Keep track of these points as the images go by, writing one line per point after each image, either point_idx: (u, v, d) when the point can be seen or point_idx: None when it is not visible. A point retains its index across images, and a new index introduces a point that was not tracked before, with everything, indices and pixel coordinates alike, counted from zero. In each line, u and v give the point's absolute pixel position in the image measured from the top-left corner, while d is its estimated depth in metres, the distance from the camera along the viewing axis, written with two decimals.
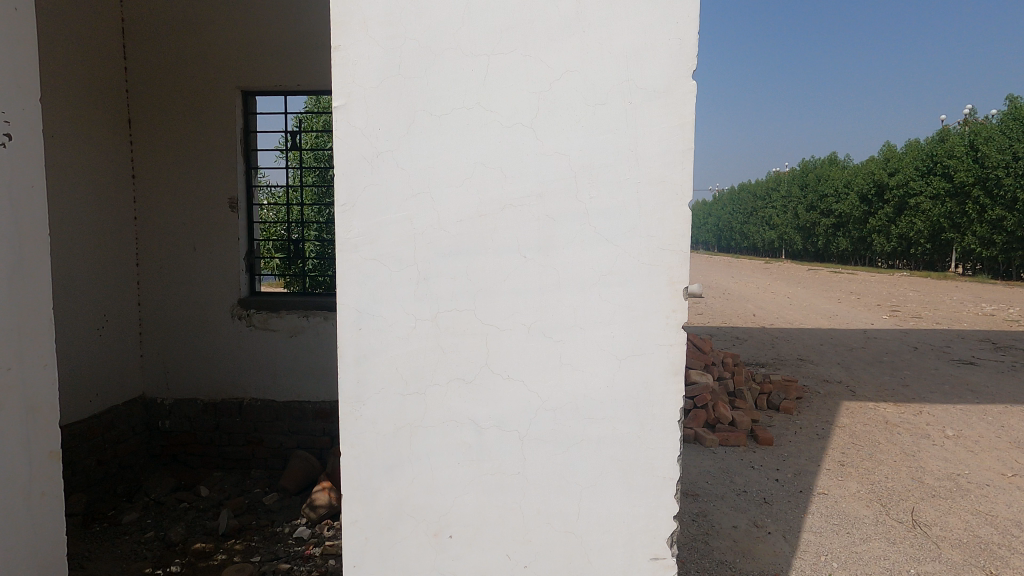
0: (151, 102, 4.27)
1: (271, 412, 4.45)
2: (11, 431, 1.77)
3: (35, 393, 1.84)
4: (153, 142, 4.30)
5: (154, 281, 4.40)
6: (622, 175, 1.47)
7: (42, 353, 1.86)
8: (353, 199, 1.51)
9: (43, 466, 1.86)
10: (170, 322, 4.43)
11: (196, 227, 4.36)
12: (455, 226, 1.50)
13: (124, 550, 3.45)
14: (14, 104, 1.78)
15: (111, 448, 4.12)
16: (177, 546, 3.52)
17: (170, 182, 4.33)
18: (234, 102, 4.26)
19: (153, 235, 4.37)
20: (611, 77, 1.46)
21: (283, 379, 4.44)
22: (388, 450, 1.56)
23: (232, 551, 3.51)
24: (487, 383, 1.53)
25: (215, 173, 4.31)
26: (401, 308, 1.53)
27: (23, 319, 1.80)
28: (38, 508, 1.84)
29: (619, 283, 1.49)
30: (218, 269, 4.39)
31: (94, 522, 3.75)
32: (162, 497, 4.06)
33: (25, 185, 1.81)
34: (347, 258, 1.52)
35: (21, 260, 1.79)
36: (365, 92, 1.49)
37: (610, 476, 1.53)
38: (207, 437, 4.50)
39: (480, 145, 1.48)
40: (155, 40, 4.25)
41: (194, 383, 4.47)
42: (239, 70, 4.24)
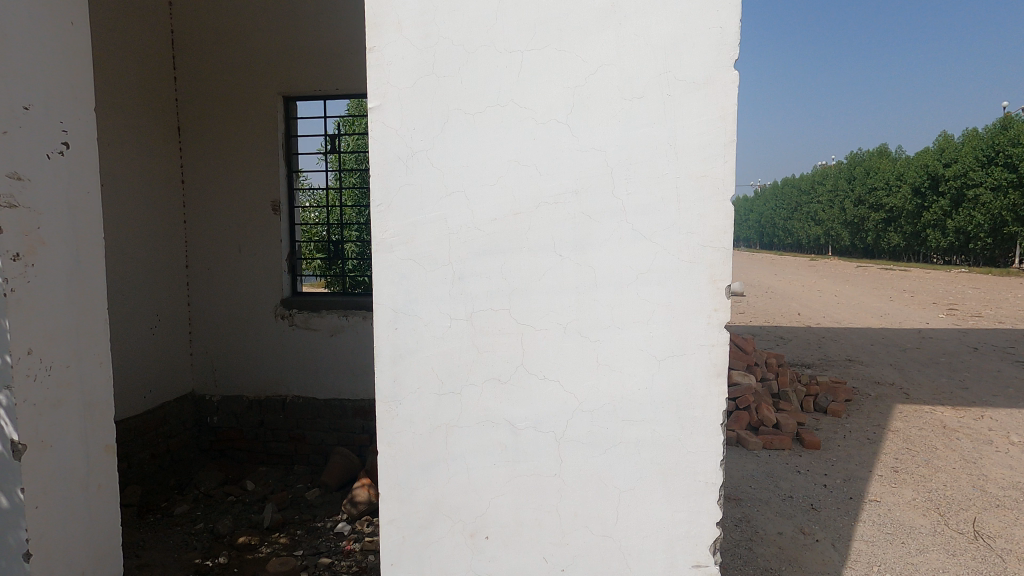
0: (200, 109, 4.43)
1: (312, 409, 4.57)
2: (72, 426, 1.90)
3: (92, 389, 1.96)
4: (200, 148, 4.46)
5: (203, 283, 4.57)
6: (660, 170, 1.43)
7: (98, 351, 1.99)
8: (387, 198, 1.52)
9: (99, 459, 1.99)
10: (217, 322, 4.60)
11: (240, 229, 4.50)
12: (489, 225, 1.49)
13: (176, 541, 3.60)
14: (73, 114, 1.90)
15: (164, 441, 4.33)
16: (225, 538, 3.65)
17: (215, 186, 4.48)
18: (276, 107, 4.38)
19: (200, 237, 4.53)
20: (648, 70, 1.42)
21: (324, 377, 4.55)
22: (425, 450, 1.56)
23: (276, 544, 3.62)
24: (523, 383, 1.51)
25: (259, 177, 4.45)
26: (436, 307, 1.53)
27: (81, 320, 1.92)
28: (95, 498, 1.97)
29: (658, 282, 1.45)
30: (262, 271, 4.53)
31: (149, 512, 3.93)
32: (211, 491, 4.23)
33: (81, 192, 1.93)
34: (382, 257, 1.53)
35: (79, 263, 1.92)
36: (400, 92, 1.50)
37: (650, 479, 1.49)
38: (252, 432, 4.65)
39: (513, 143, 1.46)
40: (202, 50, 4.40)
41: (240, 381, 4.63)
42: (281, 75, 4.36)
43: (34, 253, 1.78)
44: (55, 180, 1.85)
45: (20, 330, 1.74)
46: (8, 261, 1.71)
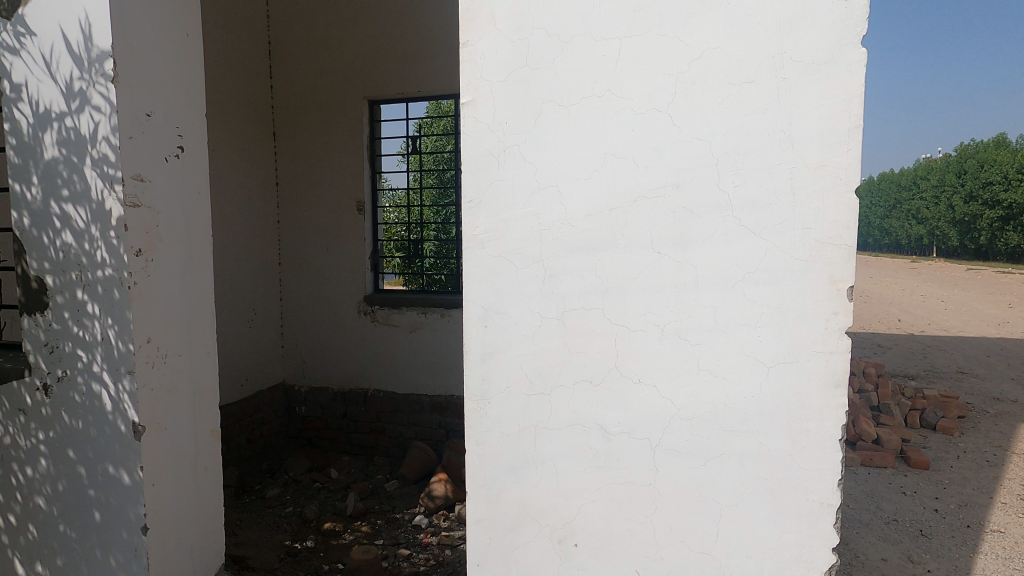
0: (293, 115, 4.68)
1: (392, 403, 4.71)
2: (184, 410, 2.04)
3: (200, 376, 2.10)
4: (293, 152, 4.72)
5: (293, 280, 4.83)
6: (772, 160, 1.31)
7: (206, 341, 2.12)
8: (478, 194, 1.50)
9: (205, 442, 2.13)
10: (306, 317, 4.86)
11: (329, 229, 4.71)
12: (583, 220, 1.43)
13: (268, 522, 3.81)
14: (188, 121, 2.05)
15: (258, 427, 4.64)
16: (312, 522, 3.82)
17: (306, 187, 4.72)
18: (362, 111, 4.55)
19: (292, 236, 4.79)
20: (760, 52, 1.31)
21: (403, 372, 4.69)
22: (514, 451, 1.53)
23: (358, 532, 3.75)
24: (616, 386, 1.44)
25: (346, 178, 4.63)
26: (527, 305, 1.49)
27: (192, 312, 2.06)
28: (201, 478, 2.11)
29: (768, 282, 1.34)
30: (347, 269, 4.73)
31: (244, 493, 4.19)
32: (299, 476, 4.45)
33: (193, 192, 2.07)
34: (472, 253, 1.51)
35: (191, 258, 2.05)
36: (493, 86, 1.47)
37: (755, 496, 1.38)
38: (336, 422, 4.87)
39: (610, 135, 1.40)
40: (295, 58, 4.64)
41: (326, 373, 4.88)
42: (367, 79, 4.52)
43: (153, 249, 1.92)
44: (171, 181, 1.98)
45: (140, 321, 1.88)
46: (131, 256, 1.85)
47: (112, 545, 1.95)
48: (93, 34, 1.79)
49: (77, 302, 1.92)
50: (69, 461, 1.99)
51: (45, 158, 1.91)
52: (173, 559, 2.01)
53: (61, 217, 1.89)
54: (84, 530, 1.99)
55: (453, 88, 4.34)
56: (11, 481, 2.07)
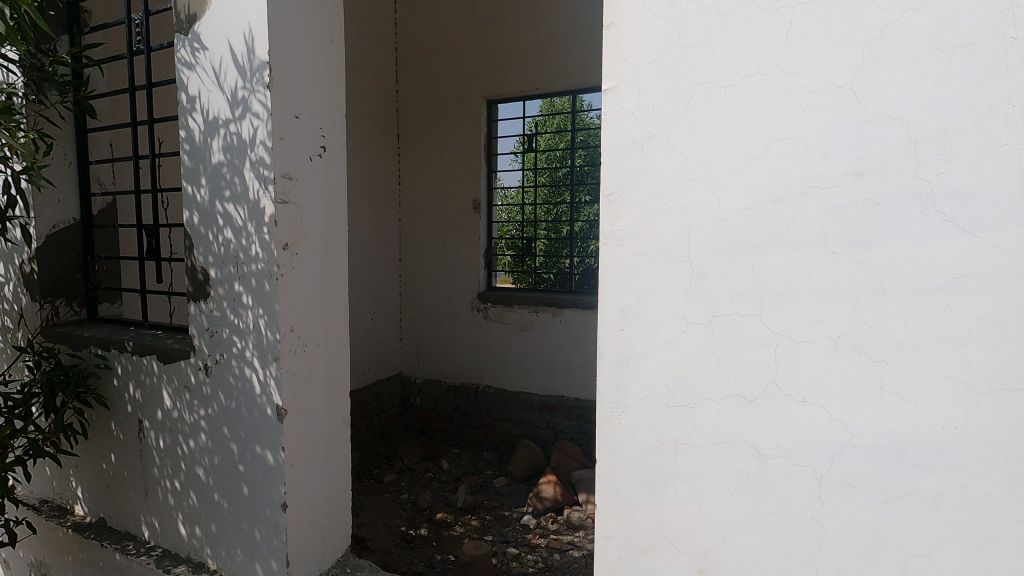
0: (415, 118, 4.98)
1: (502, 399, 4.86)
2: (321, 397, 2.16)
3: (335, 365, 2.20)
4: (415, 154, 5.03)
5: (412, 275, 5.19)
6: (994, 141, 1.07)
7: (341, 333, 2.22)
8: (620, 186, 1.40)
9: (337, 429, 2.23)
10: (424, 311, 5.18)
11: (446, 227, 4.97)
12: (740, 215, 1.28)
13: (385, 506, 3.99)
14: (332, 122, 2.15)
15: (377, 415, 4.98)
16: (425, 511, 3.94)
17: (426, 187, 5.01)
18: (481, 111, 4.67)
19: (412, 234, 5.13)
20: (982, 8, 1.07)
21: (513, 369, 4.83)
22: (651, 466, 1.40)
23: (468, 525, 3.80)
24: (774, 404, 1.27)
25: (464, 178, 4.84)
26: (670, 308, 1.36)
27: (329, 304, 2.17)
28: (334, 462, 2.22)
29: (982, 290, 1.09)
30: (462, 265, 4.96)
31: (365, 477, 4.44)
32: (413, 465, 4.64)
33: (334, 190, 2.17)
34: (609, 250, 1.42)
35: (330, 253, 2.16)
36: (639, 69, 1.36)
37: (955, 549, 1.14)
38: (448, 415, 5.09)
39: (778, 119, 1.23)
40: (418, 64, 4.91)
41: (440, 366, 5.15)
42: (485, 81, 4.67)
43: (298, 243, 2.04)
44: (315, 180, 2.09)
45: (285, 311, 2.00)
46: (279, 250, 1.98)
47: (257, 517, 2.11)
48: (256, 45, 1.92)
49: (234, 293, 2.08)
50: (224, 438, 2.18)
51: (213, 161, 2.09)
52: (308, 536, 2.14)
53: (223, 215, 2.07)
54: (234, 501, 2.17)
55: (569, 85, 4.33)
56: (178, 450, 2.32)
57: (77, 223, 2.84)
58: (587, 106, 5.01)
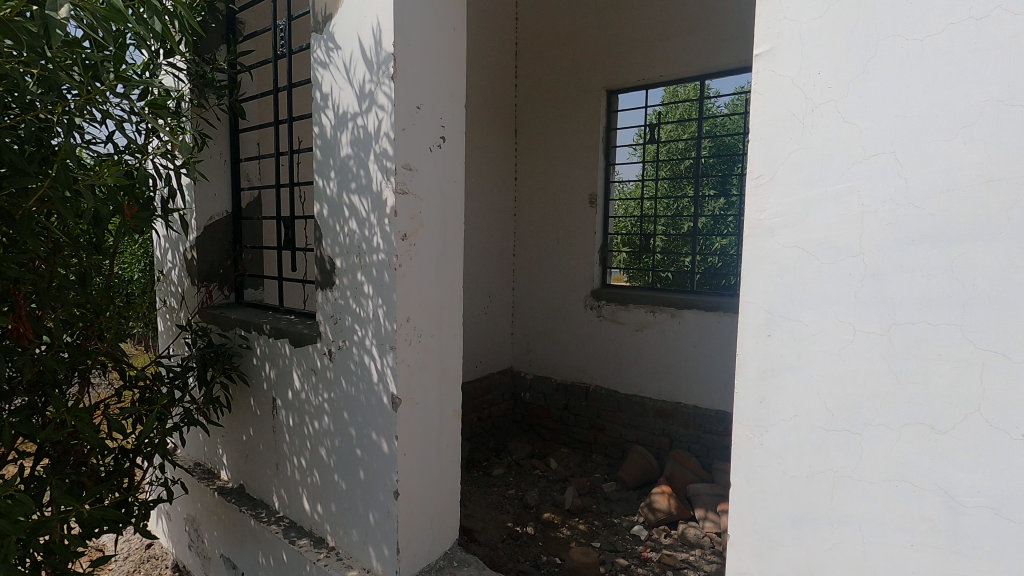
0: (534, 112, 5.00)
1: (614, 401, 4.68)
2: (434, 388, 2.17)
3: (448, 357, 2.21)
4: (532, 148, 5.04)
5: (525, 271, 5.18)
6: None
7: (454, 325, 2.23)
8: (773, 167, 1.20)
9: (447, 421, 2.24)
10: (536, 307, 5.15)
11: (561, 222, 4.92)
12: (933, 200, 1.02)
13: (493, 500, 3.99)
14: (452, 114, 2.15)
15: (488, 407, 5.03)
16: (532, 509, 3.88)
17: (542, 181, 5.00)
18: (601, 102, 4.63)
19: (527, 229, 5.14)
20: None
21: (626, 371, 4.65)
22: (799, 497, 1.20)
23: (576, 529, 3.67)
24: (975, 440, 1.00)
25: (581, 172, 4.77)
26: (831, 312, 1.14)
27: (444, 295, 2.17)
28: (444, 454, 2.24)
29: None
30: (576, 261, 4.87)
31: (474, 468, 4.50)
32: (521, 460, 4.62)
33: (451, 181, 2.16)
34: (755, 242, 1.23)
35: (446, 244, 2.16)
36: (802, 28, 1.15)
37: None
38: (558, 413, 5.01)
39: (997, 74, 0.96)
40: (539, 57, 4.94)
41: (551, 363, 5.09)
42: (607, 70, 4.57)
43: (416, 234, 2.04)
44: (433, 171, 2.09)
45: (402, 302, 2.01)
46: (398, 241, 1.99)
47: (371, 501, 2.17)
48: (383, 38, 1.94)
49: (356, 282, 2.14)
50: (344, 421, 2.26)
51: (341, 155, 2.16)
52: (418, 525, 2.16)
53: (348, 206, 2.13)
54: (351, 483, 2.24)
55: (697, 70, 4.14)
56: (303, 429, 2.46)
57: (229, 216, 3.14)
58: (716, 92, 4.64)
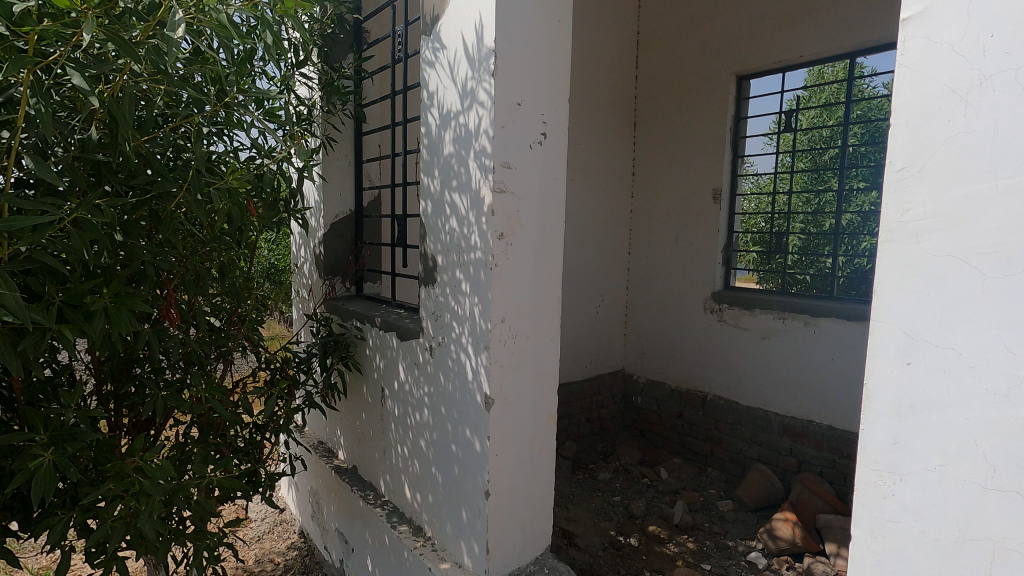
0: (655, 103, 4.77)
1: (734, 413, 4.31)
2: (529, 390, 2.14)
3: (544, 360, 2.17)
4: (651, 141, 4.81)
5: (640, 270, 4.97)
6: None
7: (551, 327, 2.17)
8: (921, 157, 0.99)
9: (542, 424, 2.20)
10: (650, 308, 4.91)
11: (681, 219, 4.63)
12: None
13: (597, 505, 3.87)
14: (554, 109, 2.08)
15: (597, 409, 4.90)
16: (637, 519, 3.70)
17: (661, 175, 4.75)
18: (730, 89, 4.28)
19: (643, 226, 4.92)
20: None
21: (750, 382, 4.26)
22: (943, 563, 0.99)
23: (684, 547, 3.44)
24: None
25: (704, 165, 4.45)
26: (996, 342, 0.91)
27: (541, 296, 2.13)
28: (537, 458, 2.20)
29: None
30: (696, 260, 4.56)
31: (580, 470, 4.41)
32: (629, 466, 4.44)
33: (551, 178, 2.10)
34: (893, 251, 1.03)
35: (544, 244, 2.11)
36: None
37: None
38: (671, 421, 4.74)
39: None
40: (661, 45, 4.69)
41: (665, 368, 4.83)
42: (738, 53, 4.21)
43: (513, 233, 2.01)
44: (533, 168, 2.04)
45: (497, 301, 1.99)
46: (495, 240, 1.96)
47: (464, 498, 2.19)
48: (484, 34, 1.92)
49: (455, 280, 2.16)
50: (441, 416, 2.30)
51: (444, 153, 2.19)
52: (508, 527, 2.14)
53: (450, 204, 2.16)
54: (446, 477, 2.28)
55: (845, 48, 3.68)
56: (407, 420, 2.56)
57: (352, 214, 3.36)
58: (869, 70, 4.06)
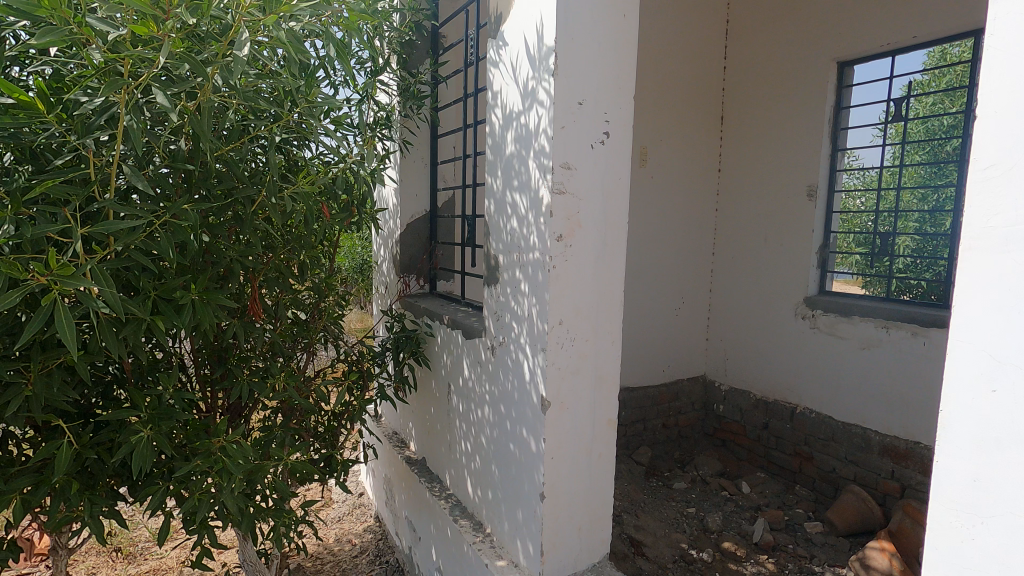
0: (744, 95, 4.50)
1: (827, 429, 3.99)
2: (588, 394, 2.10)
3: (605, 364, 2.12)
4: (739, 135, 4.55)
5: (725, 271, 4.72)
6: None
7: (613, 330, 2.13)
8: (1011, 159, 0.88)
9: (602, 430, 2.16)
10: (735, 312, 4.66)
11: (770, 218, 4.35)
12: None
13: (669, 515, 3.73)
14: (618, 107, 2.03)
15: (674, 415, 4.72)
16: (712, 534, 3.53)
17: (750, 172, 4.48)
18: (829, 77, 3.95)
19: (729, 225, 4.66)
20: None
21: (846, 396, 3.91)
22: None
23: (763, 567, 3.23)
24: None
25: (799, 160, 4.14)
26: None
27: (602, 299, 2.08)
28: (596, 463, 2.16)
29: None
30: (787, 262, 4.26)
31: (654, 477, 4.28)
32: (708, 478, 4.24)
33: (614, 178, 2.06)
34: (975, 261, 0.93)
35: (606, 245, 2.07)
36: None
37: None
38: (755, 433, 4.47)
39: None
40: (752, 33, 4.42)
41: (750, 376, 4.55)
42: (840, 38, 3.87)
43: (573, 235, 1.98)
44: (594, 168, 2.00)
45: (555, 303, 1.97)
46: (553, 241, 1.94)
47: (521, 498, 2.19)
48: (545, 33, 1.90)
49: (515, 281, 2.17)
50: (501, 415, 2.32)
51: (507, 154, 2.20)
52: (564, 532, 2.12)
53: (511, 205, 2.17)
54: (505, 476, 2.30)
55: (968, 25, 3.27)
56: (470, 416, 2.61)
57: (427, 214, 3.47)
58: None
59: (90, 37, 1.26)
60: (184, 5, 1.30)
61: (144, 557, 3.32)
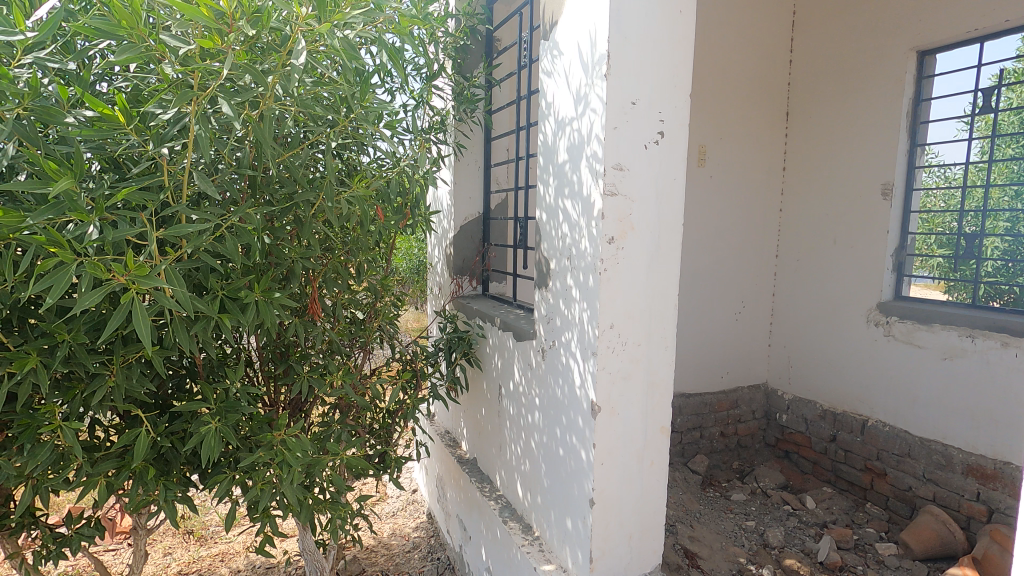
0: (811, 89, 4.29)
1: (902, 444, 3.72)
2: (639, 400, 2.06)
3: (657, 369, 2.07)
4: (806, 132, 4.34)
5: (789, 274, 4.50)
6: None
7: (666, 335, 2.07)
8: None
9: (654, 436, 2.10)
10: (800, 317, 4.43)
11: (840, 218, 4.11)
12: None
13: (727, 527, 3.58)
14: (673, 106, 1.98)
15: (733, 424, 4.54)
16: (773, 549, 3.35)
17: (817, 170, 4.27)
18: (908, 67, 3.69)
19: (794, 226, 4.45)
20: None
21: (924, 409, 3.64)
22: None
23: None
24: None
25: (872, 156, 3.90)
26: None
27: (654, 303, 2.03)
28: (648, 471, 2.11)
29: None
30: (859, 265, 4.01)
31: (711, 487, 4.13)
32: (769, 490, 4.05)
33: (669, 179, 2.01)
34: None
35: (658, 247, 2.02)
36: None
37: None
38: (822, 445, 4.22)
39: None
40: (821, 24, 4.20)
41: (817, 385, 4.32)
42: (920, 24, 3.61)
43: (625, 237, 1.94)
44: (648, 169, 1.95)
45: (606, 308, 1.94)
46: (604, 244, 1.91)
47: (570, 503, 2.16)
48: (598, 33, 1.88)
49: (566, 284, 2.15)
50: (551, 419, 2.30)
51: (559, 157, 2.18)
52: (614, 540, 2.07)
53: (563, 207, 2.15)
54: (554, 480, 2.28)
55: None
56: (520, 419, 2.60)
57: (480, 215, 3.50)
58: None
59: (164, 52, 1.36)
60: (246, 18, 1.37)
61: (214, 540, 3.53)
